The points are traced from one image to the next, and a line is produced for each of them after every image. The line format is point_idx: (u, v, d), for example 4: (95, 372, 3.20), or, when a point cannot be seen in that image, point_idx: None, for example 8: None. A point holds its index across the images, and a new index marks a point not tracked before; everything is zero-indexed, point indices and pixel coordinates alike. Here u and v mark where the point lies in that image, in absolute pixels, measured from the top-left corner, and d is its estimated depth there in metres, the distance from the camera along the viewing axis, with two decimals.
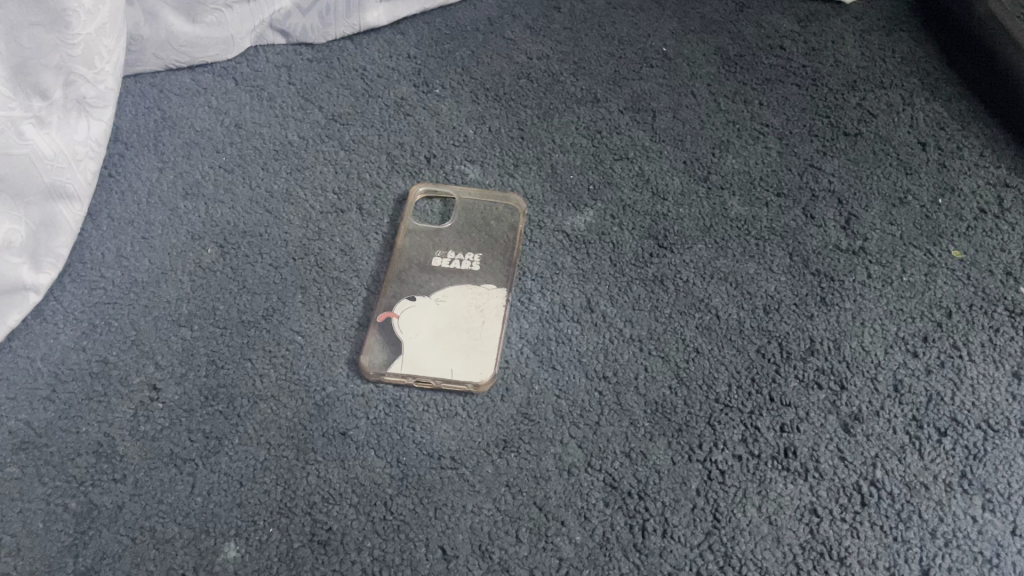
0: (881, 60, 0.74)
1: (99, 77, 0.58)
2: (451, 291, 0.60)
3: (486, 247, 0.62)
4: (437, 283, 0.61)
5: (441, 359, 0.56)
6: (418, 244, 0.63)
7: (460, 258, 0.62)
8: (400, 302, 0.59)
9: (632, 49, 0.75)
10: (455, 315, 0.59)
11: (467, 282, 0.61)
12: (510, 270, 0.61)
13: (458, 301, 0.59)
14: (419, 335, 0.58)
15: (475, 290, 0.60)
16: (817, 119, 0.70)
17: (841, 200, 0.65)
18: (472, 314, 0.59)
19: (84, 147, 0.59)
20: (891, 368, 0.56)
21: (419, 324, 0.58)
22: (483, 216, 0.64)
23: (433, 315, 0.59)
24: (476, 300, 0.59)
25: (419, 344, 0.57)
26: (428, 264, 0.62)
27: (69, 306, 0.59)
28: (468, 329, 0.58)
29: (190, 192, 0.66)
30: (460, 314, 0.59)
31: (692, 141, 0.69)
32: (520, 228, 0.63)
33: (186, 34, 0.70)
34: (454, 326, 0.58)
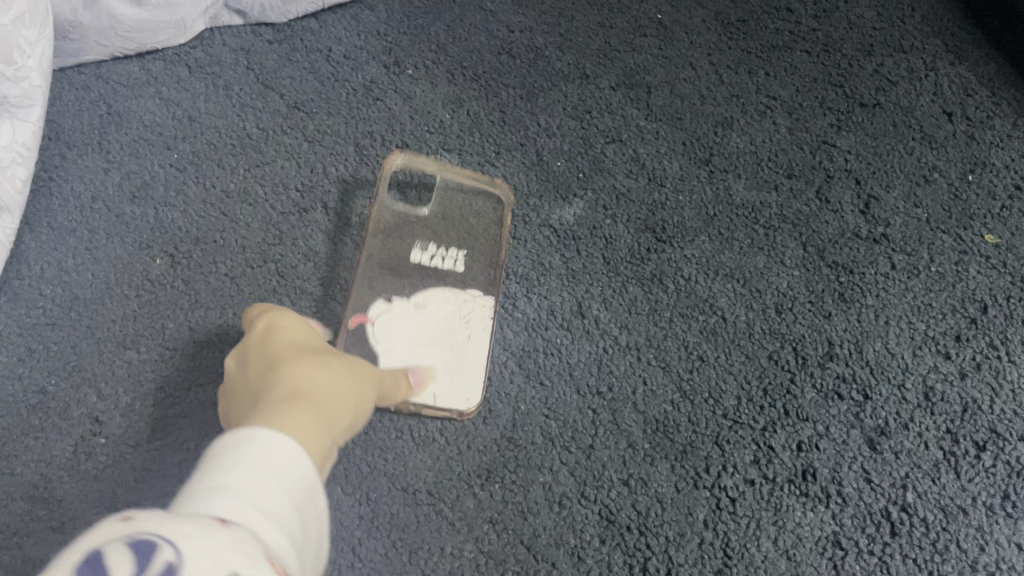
0: (899, 20, 0.67)
1: (21, 74, 0.52)
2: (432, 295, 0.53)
3: (472, 245, 0.55)
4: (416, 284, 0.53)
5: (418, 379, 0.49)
6: (391, 233, 0.55)
7: (442, 255, 0.55)
8: (375, 305, 0.52)
9: (623, 17, 0.68)
10: (437, 328, 0.52)
11: (451, 285, 0.53)
12: (497, 271, 0.54)
13: (440, 308, 0.52)
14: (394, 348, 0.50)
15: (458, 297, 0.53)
16: (830, 89, 0.63)
17: (859, 181, 0.58)
18: (456, 326, 0.52)
19: (10, 152, 0.52)
20: (921, 374, 0.50)
21: (394, 334, 0.51)
22: (467, 204, 0.56)
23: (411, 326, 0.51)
24: (461, 310, 0.52)
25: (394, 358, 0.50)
26: (404, 259, 0.54)
27: (3, 330, 0.53)
28: (451, 345, 0.51)
29: (139, 195, 0.59)
30: (440, 326, 0.52)
31: (692, 119, 0.62)
32: (507, 224, 0.56)
33: (130, 17, 0.63)
34: (434, 340, 0.51)
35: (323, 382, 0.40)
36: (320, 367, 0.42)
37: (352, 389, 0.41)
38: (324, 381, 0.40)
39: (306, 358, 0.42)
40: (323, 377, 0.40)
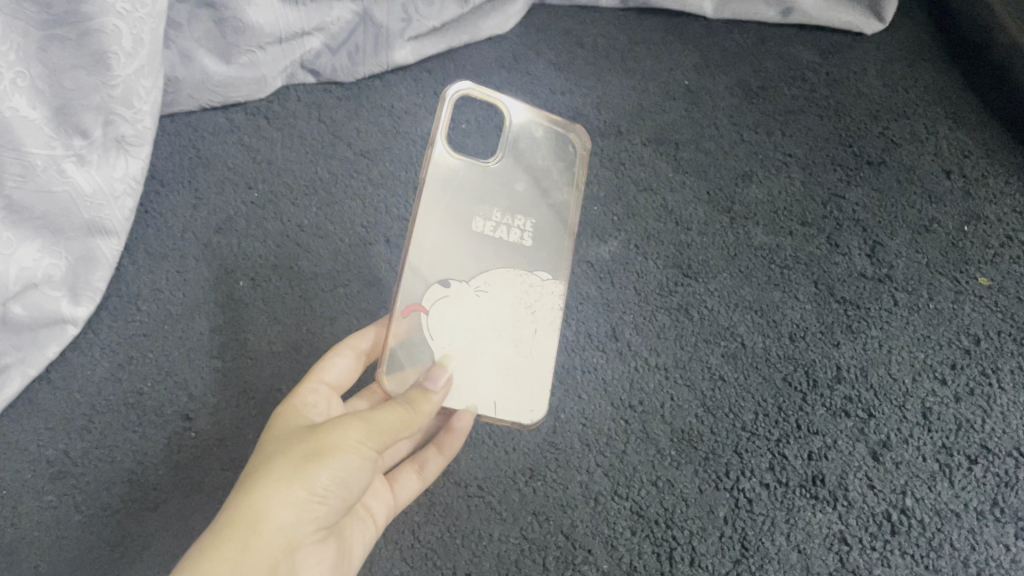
0: (903, 89, 0.75)
1: (138, 117, 0.61)
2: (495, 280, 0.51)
3: (535, 212, 0.53)
4: (477, 261, 0.51)
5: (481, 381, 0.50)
6: (451, 192, 0.52)
7: (506, 221, 0.53)
8: (432, 289, 0.50)
9: (654, 83, 0.76)
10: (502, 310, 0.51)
11: (517, 264, 0.52)
12: (564, 246, 0.54)
13: (504, 294, 0.51)
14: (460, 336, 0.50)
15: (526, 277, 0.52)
16: (840, 148, 0.71)
17: (866, 228, 0.65)
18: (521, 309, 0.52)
19: (123, 184, 0.61)
20: (919, 396, 0.56)
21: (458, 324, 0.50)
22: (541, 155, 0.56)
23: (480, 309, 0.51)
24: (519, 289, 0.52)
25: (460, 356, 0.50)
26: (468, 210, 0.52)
27: (105, 340, 0.61)
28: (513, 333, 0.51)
29: (224, 227, 0.67)
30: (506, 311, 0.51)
31: (715, 172, 0.69)
32: (582, 183, 0.56)
33: (220, 73, 0.71)
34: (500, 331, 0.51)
35: (266, 465, 0.39)
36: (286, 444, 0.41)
37: (304, 456, 0.38)
38: (273, 460, 0.39)
39: (283, 432, 0.42)
40: (272, 456, 0.39)
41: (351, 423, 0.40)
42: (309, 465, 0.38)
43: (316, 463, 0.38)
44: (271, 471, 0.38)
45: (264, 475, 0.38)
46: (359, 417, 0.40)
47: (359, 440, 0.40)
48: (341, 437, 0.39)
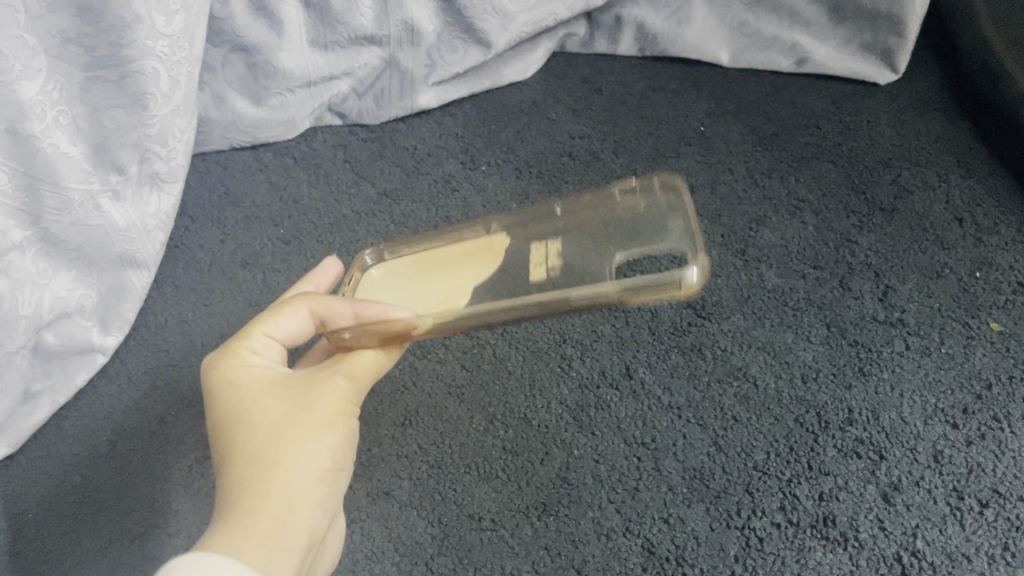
0: (915, 138, 0.76)
1: (172, 155, 0.63)
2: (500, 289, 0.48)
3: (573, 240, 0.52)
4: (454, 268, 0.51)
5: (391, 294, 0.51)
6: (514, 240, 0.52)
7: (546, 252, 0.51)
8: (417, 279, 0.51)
9: (669, 129, 0.78)
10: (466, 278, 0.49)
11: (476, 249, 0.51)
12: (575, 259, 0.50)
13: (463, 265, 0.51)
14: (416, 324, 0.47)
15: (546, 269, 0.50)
16: (852, 195, 0.72)
17: (878, 273, 0.66)
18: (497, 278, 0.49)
19: (155, 219, 0.64)
20: (930, 440, 0.57)
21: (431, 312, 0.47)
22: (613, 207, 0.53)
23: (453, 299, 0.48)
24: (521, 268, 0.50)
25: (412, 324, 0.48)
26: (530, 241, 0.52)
27: (132, 369, 0.63)
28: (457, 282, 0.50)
29: (250, 262, 0.70)
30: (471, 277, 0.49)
31: (729, 216, 0.71)
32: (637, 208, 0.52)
33: (251, 115, 0.75)
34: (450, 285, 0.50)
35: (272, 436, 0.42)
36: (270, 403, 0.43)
37: (311, 426, 0.42)
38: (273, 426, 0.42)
39: (253, 386, 0.44)
40: (273, 425, 0.42)
41: (340, 380, 0.44)
42: (318, 434, 0.42)
43: (324, 430, 0.42)
44: (283, 444, 0.41)
45: (275, 447, 0.41)
46: (344, 374, 0.44)
47: (347, 395, 0.44)
48: (337, 399, 0.43)
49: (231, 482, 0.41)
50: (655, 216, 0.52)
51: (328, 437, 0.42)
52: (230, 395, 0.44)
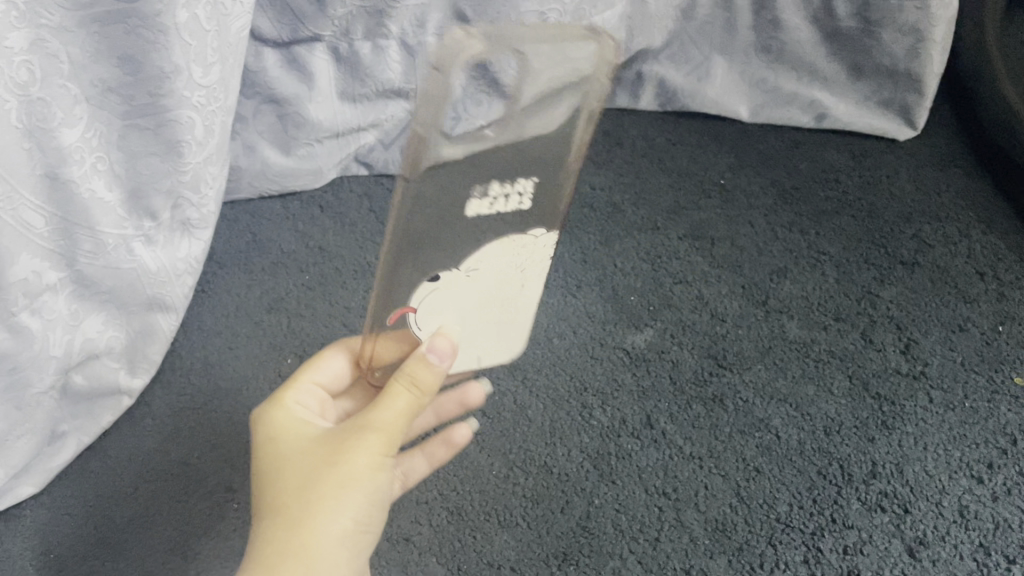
0: (935, 194, 0.77)
1: (203, 202, 0.65)
2: (480, 253, 0.52)
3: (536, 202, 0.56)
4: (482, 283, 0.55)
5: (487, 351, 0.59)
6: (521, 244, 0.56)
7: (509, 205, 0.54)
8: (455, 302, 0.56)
9: (690, 181, 0.79)
10: (488, 281, 0.55)
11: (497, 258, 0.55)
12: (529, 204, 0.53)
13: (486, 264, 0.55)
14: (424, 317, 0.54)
15: (522, 241, 0.54)
16: (872, 248, 0.72)
17: (900, 326, 0.66)
18: (513, 273, 0.54)
19: (185, 264, 0.65)
20: (956, 494, 0.57)
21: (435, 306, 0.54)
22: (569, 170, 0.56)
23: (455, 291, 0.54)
24: (533, 259, 0.54)
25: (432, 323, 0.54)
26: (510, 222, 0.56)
27: (156, 411, 0.64)
28: (510, 299, 0.56)
29: (275, 307, 0.71)
30: (502, 285, 0.55)
31: (750, 267, 0.71)
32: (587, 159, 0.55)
33: (279, 164, 0.76)
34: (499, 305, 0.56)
35: (298, 493, 0.43)
36: (300, 461, 0.44)
37: (335, 488, 0.43)
38: (302, 483, 0.43)
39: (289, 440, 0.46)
40: (303, 483, 0.43)
41: (373, 439, 0.44)
42: (343, 495, 0.43)
43: (349, 493, 0.43)
44: (309, 502, 0.43)
45: (301, 505, 0.43)
46: (378, 431, 0.44)
47: (377, 453, 0.44)
48: (365, 460, 0.44)
49: (258, 530, 0.43)
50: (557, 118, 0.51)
51: (352, 498, 0.43)
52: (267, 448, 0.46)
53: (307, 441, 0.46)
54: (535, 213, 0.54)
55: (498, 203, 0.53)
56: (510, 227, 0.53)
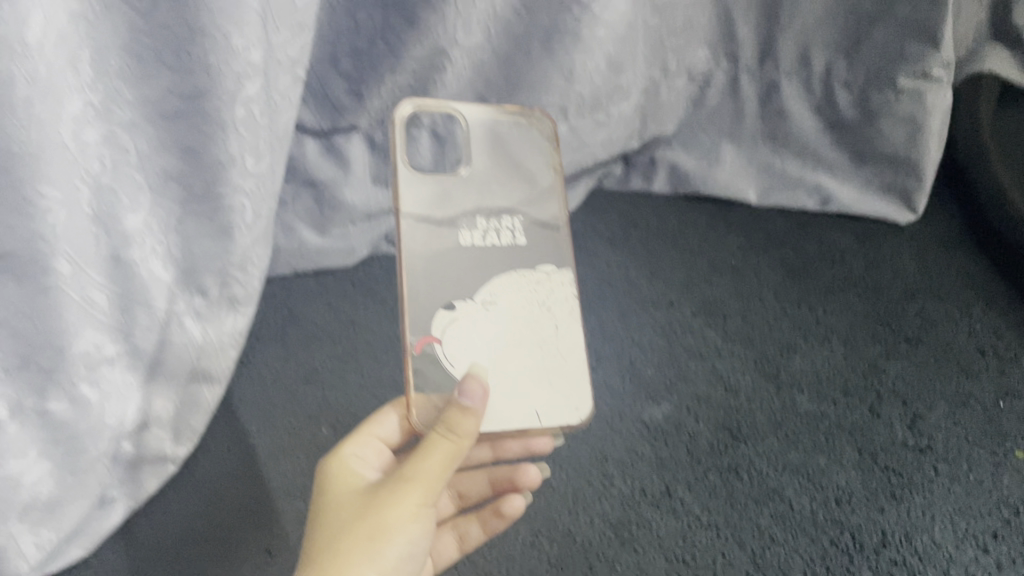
0: (937, 273, 0.81)
1: (249, 279, 0.69)
2: (496, 282, 0.62)
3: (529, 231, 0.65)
4: (510, 317, 0.61)
5: (541, 405, 0.60)
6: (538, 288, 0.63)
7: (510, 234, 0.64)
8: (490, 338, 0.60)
9: (702, 259, 0.84)
10: (510, 315, 0.61)
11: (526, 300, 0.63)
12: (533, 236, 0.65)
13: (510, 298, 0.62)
14: (451, 348, 0.59)
15: (534, 277, 0.64)
16: (878, 325, 0.76)
17: (907, 401, 0.70)
18: (536, 309, 0.63)
19: (231, 339, 0.70)
20: (962, 564, 0.60)
21: (458, 341, 0.59)
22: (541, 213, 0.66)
23: (478, 325, 0.60)
24: (550, 296, 0.63)
25: (463, 356, 0.59)
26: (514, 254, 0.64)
27: (199, 478, 0.69)
28: (543, 340, 0.62)
29: (310, 378, 0.75)
30: (526, 321, 0.62)
31: (761, 342, 0.75)
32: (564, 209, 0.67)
33: (315, 244, 0.81)
34: (531, 341, 0.61)
35: (337, 535, 0.48)
36: (345, 511, 0.50)
37: (369, 534, 0.48)
38: (343, 528, 0.49)
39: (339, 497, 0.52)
40: (341, 532, 0.49)
41: (407, 491, 0.49)
42: (373, 544, 0.48)
43: (380, 541, 0.48)
44: (342, 545, 0.48)
45: (335, 548, 0.48)
46: (413, 483, 0.49)
47: (411, 504, 0.49)
48: (398, 509, 0.49)
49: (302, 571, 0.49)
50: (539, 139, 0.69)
51: (381, 546, 0.48)
52: (321, 507, 0.52)
53: (354, 496, 0.52)
54: (529, 250, 0.64)
55: (489, 236, 0.63)
56: (512, 260, 0.63)
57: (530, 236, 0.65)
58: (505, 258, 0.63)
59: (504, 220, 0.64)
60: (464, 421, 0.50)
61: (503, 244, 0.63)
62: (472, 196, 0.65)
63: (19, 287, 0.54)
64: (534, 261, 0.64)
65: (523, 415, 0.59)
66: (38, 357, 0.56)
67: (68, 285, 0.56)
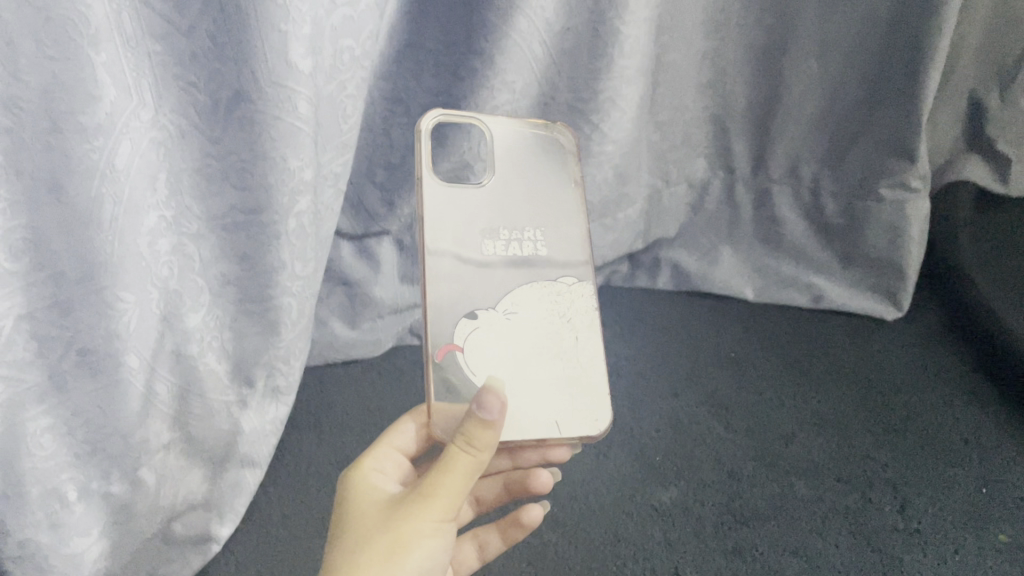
0: (922, 367, 0.88)
1: (291, 371, 0.76)
2: (518, 296, 0.65)
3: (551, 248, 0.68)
4: (531, 330, 0.64)
5: (563, 415, 0.63)
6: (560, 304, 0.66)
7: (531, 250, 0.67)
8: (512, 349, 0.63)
9: (704, 352, 0.91)
10: (532, 329, 0.64)
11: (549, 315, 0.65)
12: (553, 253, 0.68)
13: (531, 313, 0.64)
14: (474, 357, 0.62)
15: (556, 291, 0.66)
16: (869, 415, 0.82)
17: (896, 487, 0.75)
18: (559, 321, 0.65)
19: (273, 426, 0.76)
20: None
21: (481, 349, 0.62)
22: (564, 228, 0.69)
23: (501, 335, 0.63)
24: (571, 308, 0.66)
25: (486, 364, 0.62)
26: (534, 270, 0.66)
27: (239, 557, 0.73)
28: (564, 350, 0.64)
29: (341, 463, 0.81)
30: (549, 332, 0.64)
31: (761, 431, 0.81)
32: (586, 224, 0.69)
33: (347, 336, 0.88)
34: (552, 351, 0.64)
35: (358, 548, 0.49)
36: (365, 523, 0.51)
37: (388, 549, 0.49)
38: (363, 540, 0.50)
39: (361, 509, 0.53)
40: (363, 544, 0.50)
41: (428, 503, 0.50)
42: (395, 559, 0.48)
43: (402, 555, 0.49)
44: (362, 557, 0.48)
45: (355, 560, 0.49)
46: (434, 493, 0.50)
47: (433, 519, 0.50)
48: (419, 522, 0.50)
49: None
50: (564, 154, 0.71)
51: (403, 560, 0.48)
52: (342, 517, 0.53)
53: (375, 509, 0.52)
54: (549, 260, 0.67)
55: (511, 247, 0.66)
56: (532, 272, 0.66)
57: (551, 248, 0.68)
58: (527, 266, 0.66)
59: (528, 231, 0.68)
60: (484, 433, 0.50)
61: (525, 255, 0.66)
62: (496, 208, 0.67)
63: (94, 379, 0.62)
64: (553, 272, 0.67)
65: (543, 425, 0.61)
66: (104, 444, 0.64)
67: (135, 377, 0.64)
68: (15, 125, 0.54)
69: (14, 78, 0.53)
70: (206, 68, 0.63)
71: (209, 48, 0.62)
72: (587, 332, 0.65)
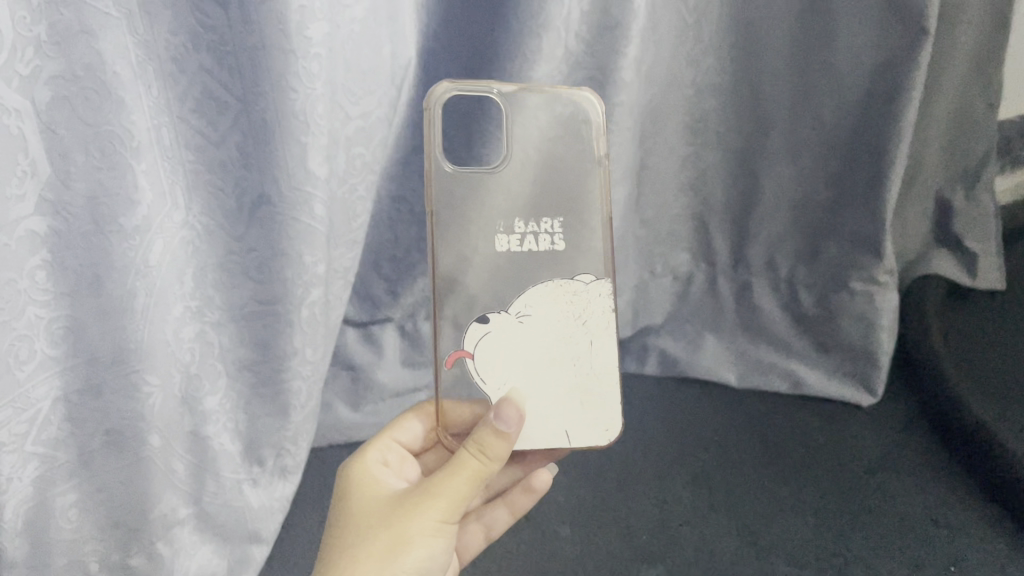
0: (895, 451, 0.93)
1: (298, 451, 0.82)
2: (533, 297, 0.67)
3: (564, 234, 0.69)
4: (543, 333, 0.66)
5: (571, 423, 0.65)
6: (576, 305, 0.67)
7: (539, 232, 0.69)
8: (522, 354, 0.66)
9: (690, 436, 0.96)
10: (544, 332, 0.66)
11: (562, 317, 0.66)
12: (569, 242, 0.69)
13: (543, 316, 0.66)
14: (483, 363, 0.66)
15: (572, 290, 0.67)
16: (845, 497, 0.87)
17: (869, 567, 0.79)
18: (572, 324, 0.66)
19: (279, 503, 0.82)
20: None
21: (491, 354, 0.66)
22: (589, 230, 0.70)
23: (511, 338, 0.66)
24: (587, 309, 0.67)
25: (496, 371, 0.66)
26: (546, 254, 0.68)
27: None
28: (577, 356, 0.66)
29: None
30: (561, 336, 0.66)
31: (742, 511, 0.85)
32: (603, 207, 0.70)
33: (350, 419, 0.93)
34: (563, 358, 0.66)
35: (367, 535, 0.56)
36: (375, 515, 0.58)
37: (392, 540, 0.55)
38: (372, 529, 0.56)
39: (373, 502, 0.60)
40: (370, 536, 0.56)
41: (433, 502, 0.56)
42: (397, 550, 0.55)
43: (404, 549, 0.55)
44: (369, 544, 0.55)
45: (363, 546, 0.55)
46: (440, 495, 0.56)
47: (435, 518, 0.56)
48: (423, 520, 0.56)
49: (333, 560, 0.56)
50: (587, 147, 0.72)
51: (404, 555, 0.55)
52: (355, 508, 0.60)
53: (386, 503, 0.59)
54: (569, 257, 0.69)
55: (526, 242, 0.69)
56: (551, 270, 0.68)
57: (569, 243, 0.69)
58: (539, 262, 0.68)
59: (545, 223, 0.69)
60: (498, 444, 0.57)
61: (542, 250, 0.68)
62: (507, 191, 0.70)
63: (119, 457, 0.70)
64: (575, 270, 0.68)
65: (552, 433, 0.65)
66: (123, 516, 0.73)
67: (156, 456, 0.71)
68: (62, 228, 0.62)
69: (66, 187, 0.61)
70: (233, 175, 0.70)
71: (235, 157, 0.70)
72: (603, 339, 0.66)
